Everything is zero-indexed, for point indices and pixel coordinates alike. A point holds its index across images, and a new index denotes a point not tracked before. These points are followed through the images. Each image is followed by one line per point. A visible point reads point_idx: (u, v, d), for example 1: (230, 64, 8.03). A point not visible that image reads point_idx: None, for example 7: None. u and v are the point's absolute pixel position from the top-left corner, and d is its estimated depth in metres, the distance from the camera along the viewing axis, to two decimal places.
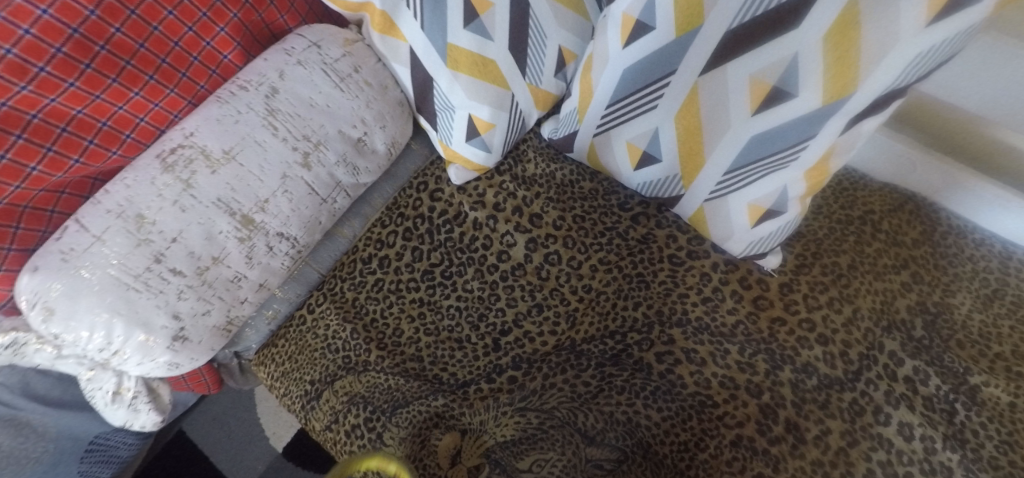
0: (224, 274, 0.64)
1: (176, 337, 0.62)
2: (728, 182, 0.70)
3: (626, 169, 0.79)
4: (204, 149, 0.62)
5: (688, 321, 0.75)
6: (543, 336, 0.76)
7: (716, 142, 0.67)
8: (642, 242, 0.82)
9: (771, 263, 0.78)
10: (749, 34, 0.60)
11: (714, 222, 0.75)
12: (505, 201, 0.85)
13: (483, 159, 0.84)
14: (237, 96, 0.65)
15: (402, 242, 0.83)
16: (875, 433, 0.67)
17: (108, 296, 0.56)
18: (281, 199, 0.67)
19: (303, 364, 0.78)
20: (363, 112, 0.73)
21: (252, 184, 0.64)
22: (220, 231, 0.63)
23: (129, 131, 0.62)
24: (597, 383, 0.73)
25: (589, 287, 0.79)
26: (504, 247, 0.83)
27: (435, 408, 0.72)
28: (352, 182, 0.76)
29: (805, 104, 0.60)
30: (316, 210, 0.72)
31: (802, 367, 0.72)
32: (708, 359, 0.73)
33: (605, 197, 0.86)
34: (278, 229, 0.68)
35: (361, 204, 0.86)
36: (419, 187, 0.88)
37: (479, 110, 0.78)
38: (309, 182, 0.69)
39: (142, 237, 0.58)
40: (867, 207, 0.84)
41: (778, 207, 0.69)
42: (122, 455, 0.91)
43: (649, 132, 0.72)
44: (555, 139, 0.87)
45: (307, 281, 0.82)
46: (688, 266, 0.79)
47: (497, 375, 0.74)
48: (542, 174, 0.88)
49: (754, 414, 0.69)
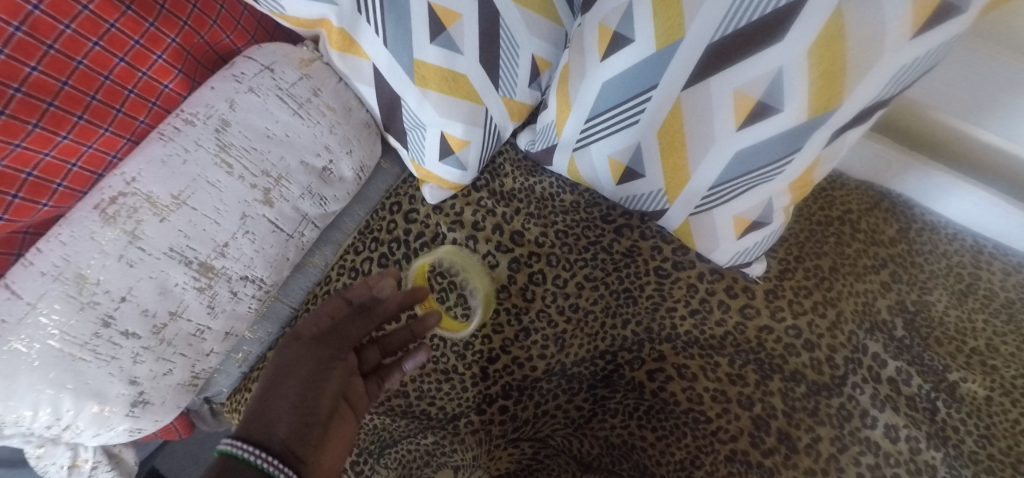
0: (184, 329, 0.59)
1: (136, 402, 0.57)
2: (712, 197, 0.68)
3: (608, 183, 0.76)
4: (150, 196, 0.55)
5: (678, 336, 0.74)
6: (532, 362, 0.74)
7: (699, 158, 0.65)
8: (627, 255, 0.79)
9: (755, 271, 0.76)
10: (733, 47, 0.56)
11: (700, 234, 0.73)
12: (484, 219, 0.81)
13: (458, 177, 0.79)
14: (183, 132, 0.58)
15: (378, 270, 0.79)
16: (863, 437, 0.68)
17: (50, 373, 0.51)
18: (243, 241, 0.62)
19: None
20: (327, 139, 0.68)
21: (207, 228, 0.59)
22: (176, 284, 0.57)
23: (60, 179, 0.55)
24: (590, 406, 0.75)
25: (576, 306, 0.77)
26: (486, 268, 0.79)
27: (424, 445, 0.71)
28: (320, 212, 0.71)
29: (789, 120, 0.58)
30: (283, 247, 0.67)
31: (790, 375, 0.72)
32: (699, 373, 0.72)
33: (587, 210, 0.83)
34: (241, 273, 0.63)
35: (331, 230, 0.82)
36: (392, 208, 0.83)
37: (452, 127, 0.73)
38: (273, 219, 0.65)
39: (85, 300, 0.52)
40: (845, 207, 0.84)
41: (763, 218, 0.68)
42: None
43: (631, 146, 0.69)
44: (533, 152, 0.84)
45: (278, 318, 0.77)
46: (674, 278, 0.77)
47: (488, 405, 0.72)
48: (521, 188, 0.84)
49: (748, 428, 0.69)
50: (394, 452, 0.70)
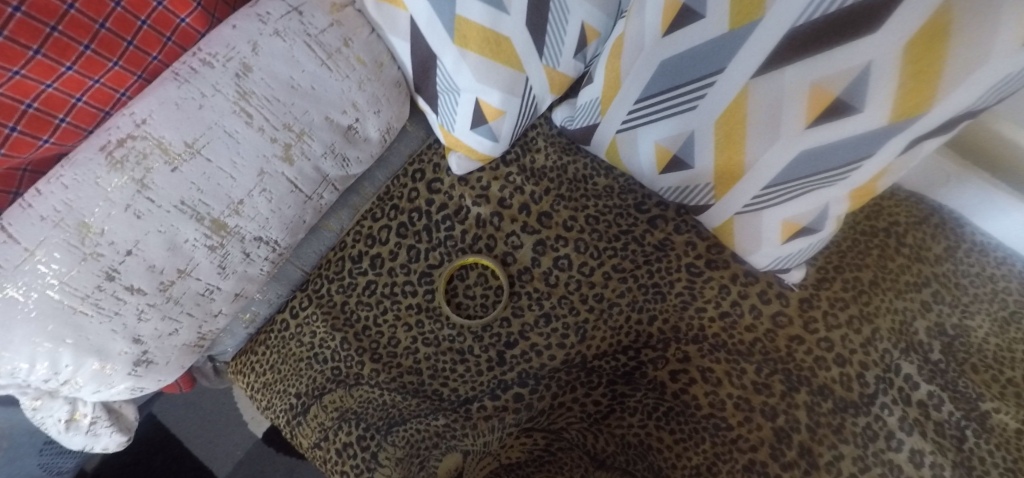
0: (192, 288, 0.56)
1: (139, 361, 0.55)
2: (765, 196, 0.63)
3: (651, 170, 0.72)
4: (161, 141, 0.50)
5: (705, 337, 0.71)
6: (551, 350, 0.72)
7: (759, 153, 0.59)
8: (659, 248, 0.75)
9: (793, 278, 0.71)
10: (816, 35, 0.49)
11: (743, 234, 0.69)
12: (511, 196, 0.77)
13: (489, 149, 0.74)
14: (201, 74, 0.52)
15: (396, 240, 0.75)
16: (886, 459, 0.66)
17: (48, 325, 0.47)
18: (259, 199, 0.58)
19: (287, 375, 0.73)
20: (355, 95, 0.62)
21: (222, 183, 0.54)
22: (186, 240, 0.53)
23: (63, 114, 0.50)
24: (608, 402, 0.72)
25: (601, 296, 0.73)
26: (509, 248, 0.75)
27: (435, 427, 0.69)
28: (341, 174, 0.66)
29: (866, 124, 0.51)
30: (300, 209, 0.63)
31: (818, 389, 0.69)
32: (724, 379, 0.69)
33: (621, 196, 0.78)
34: (255, 233, 0.59)
35: (350, 193, 0.78)
36: (415, 175, 0.79)
37: (489, 94, 0.67)
38: (292, 178, 0.60)
39: (88, 251, 0.48)
40: (892, 219, 0.79)
41: (816, 225, 0.63)
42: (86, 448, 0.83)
43: (685, 133, 0.64)
44: (570, 129, 0.78)
45: (289, 281, 0.75)
46: (706, 277, 0.72)
47: (502, 392, 0.70)
48: (553, 167, 0.79)
49: (769, 438, 0.67)
50: (401, 430, 0.68)
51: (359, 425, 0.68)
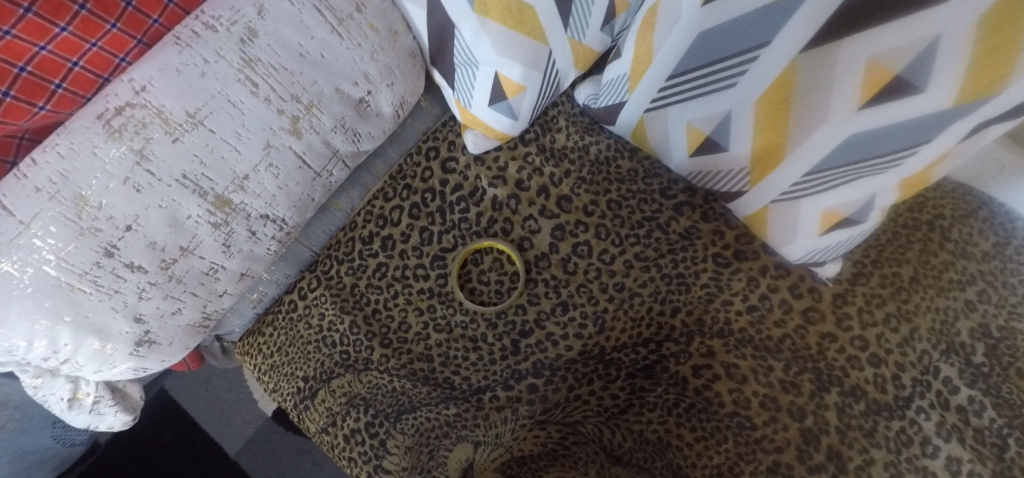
0: (196, 267, 0.53)
1: (141, 341, 0.53)
2: (805, 184, 0.58)
3: (681, 154, 0.67)
4: (161, 110, 0.47)
5: (731, 332, 0.67)
6: (567, 341, 0.69)
7: (803, 137, 0.54)
8: (685, 237, 0.70)
9: (829, 272, 0.67)
10: (878, 3, 0.43)
11: (777, 225, 0.64)
12: (529, 178, 0.73)
13: (508, 127, 0.70)
14: (203, 39, 0.48)
15: (408, 221, 0.72)
16: (920, 466, 0.62)
17: (45, 301, 0.45)
18: (265, 174, 0.55)
19: (295, 358, 0.71)
20: (367, 65, 0.58)
21: (226, 156, 0.51)
22: (188, 216, 0.51)
23: (59, 79, 0.47)
24: (626, 396, 0.68)
25: (622, 286, 0.70)
26: (526, 233, 0.72)
27: (446, 416, 0.67)
28: (352, 150, 0.63)
29: (927, 106, 0.45)
30: (308, 186, 0.60)
31: (849, 390, 0.65)
32: (749, 376, 0.66)
33: (645, 180, 0.73)
34: (261, 211, 0.56)
35: (361, 172, 0.75)
36: (429, 154, 0.75)
37: (509, 68, 0.62)
38: (300, 153, 0.57)
39: (85, 226, 0.45)
40: (937, 211, 0.74)
41: (859, 216, 0.58)
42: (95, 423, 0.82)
43: (720, 114, 0.59)
44: (593, 108, 0.73)
45: (297, 260, 0.72)
46: (734, 269, 0.68)
47: (516, 382, 0.68)
48: (574, 147, 0.75)
49: (795, 440, 0.63)
50: (411, 418, 0.66)
51: (367, 411, 0.67)
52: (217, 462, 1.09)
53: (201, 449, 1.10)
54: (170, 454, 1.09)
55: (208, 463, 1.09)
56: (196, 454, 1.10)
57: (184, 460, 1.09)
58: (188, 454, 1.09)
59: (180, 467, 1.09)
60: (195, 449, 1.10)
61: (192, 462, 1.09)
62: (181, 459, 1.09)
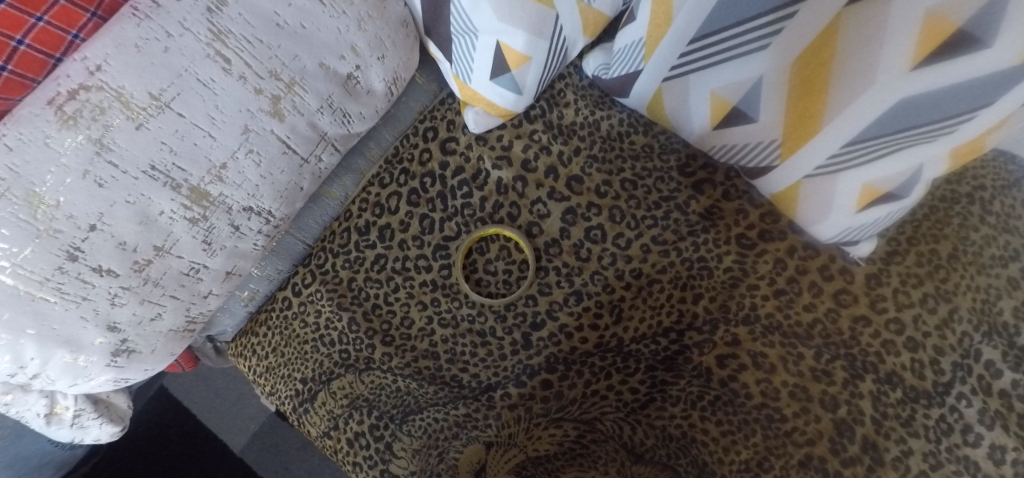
0: (174, 267, 0.48)
1: (119, 351, 0.48)
2: (841, 158, 0.52)
3: (703, 127, 0.61)
4: (121, 93, 0.41)
5: (757, 318, 0.62)
6: (583, 333, 0.65)
7: (841, 105, 0.48)
8: (706, 217, 0.65)
9: (862, 252, 0.61)
10: None
11: (808, 202, 0.58)
12: (536, 158, 0.68)
13: (512, 103, 0.64)
14: (164, 7, 0.42)
15: (407, 209, 0.67)
16: (961, 455, 0.58)
17: (2, 314, 0.40)
18: (245, 162, 0.49)
19: (291, 358, 0.66)
20: (354, 36, 0.52)
21: (199, 143, 0.46)
22: (161, 212, 0.46)
23: (3, 61, 0.41)
24: (647, 390, 0.64)
25: (639, 272, 0.65)
26: (534, 218, 0.67)
27: (455, 416, 0.63)
28: (342, 132, 0.58)
29: (992, 64, 0.39)
30: (295, 174, 0.55)
31: (885, 377, 0.60)
32: (778, 365, 0.61)
33: (662, 156, 0.68)
34: (244, 203, 0.51)
35: (354, 156, 0.69)
36: (426, 134, 0.70)
37: (512, 36, 0.56)
38: (283, 137, 0.51)
39: (42, 227, 0.40)
40: (978, 182, 0.68)
41: (902, 189, 0.52)
42: None
43: (749, 82, 0.53)
44: (604, 79, 0.67)
45: (290, 254, 0.67)
46: (759, 250, 0.64)
47: (528, 378, 0.64)
48: (583, 123, 0.69)
49: (829, 432, 0.59)
50: (418, 419, 0.63)
51: (372, 413, 0.63)
52: (222, 459, 1.07)
53: (205, 446, 1.07)
54: (173, 452, 1.07)
55: (213, 460, 1.06)
56: (200, 451, 1.07)
57: (188, 458, 1.06)
58: (191, 452, 1.07)
59: (185, 465, 1.06)
60: (199, 446, 1.07)
61: (196, 460, 1.06)
62: (185, 457, 1.06)
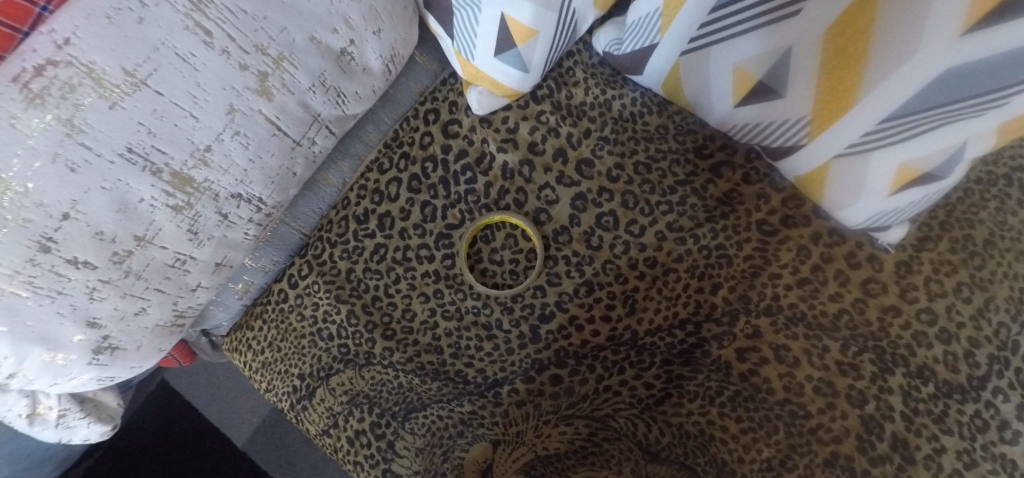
0: (158, 259, 0.46)
1: (101, 348, 0.46)
2: (875, 137, 0.48)
3: (724, 104, 0.57)
4: (92, 69, 0.37)
5: (780, 309, 0.59)
6: (594, 325, 0.61)
7: (878, 79, 0.43)
8: (724, 202, 0.62)
9: (892, 238, 0.57)
10: None
11: (837, 184, 0.54)
12: (544, 140, 0.64)
13: (518, 82, 0.60)
14: None
15: (408, 196, 0.64)
16: (998, 453, 0.54)
17: None
18: (232, 144, 0.46)
19: (289, 353, 0.64)
20: (348, 8, 0.48)
21: (180, 124, 0.42)
22: (141, 199, 0.42)
23: None
24: (663, 385, 0.60)
25: (653, 261, 0.62)
26: (542, 204, 0.64)
27: (460, 414, 0.60)
28: (336, 114, 0.55)
29: None
30: (287, 158, 0.52)
31: (916, 371, 0.57)
32: (802, 358, 0.57)
33: (677, 138, 0.64)
34: (231, 189, 0.48)
35: (350, 140, 0.66)
36: (427, 117, 0.66)
37: (518, 8, 0.51)
38: (272, 118, 0.48)
39: (9, 216, 0.37)
40: (1017, 163, 0.64)
41: (942, 170, 0.48)
42: None
43: (778, 52, 0.49)
44: (616, 55, 0.63)
45: (287, 245, 0.64)
46: (781, 237, 0.60)
47: (537, 373, 0.61)
48: (594, 103, 0.65)
49: (856, 429, 0.56)
50: (421, 417, 0.60)
51: (372, 410, 0.60)
52: (226, 453, 1.05)
53: (208, 440, 1.05)
54: (176, 446, 1.05)
55: (217, 454, 1.05)
56: (204, 445, 1.05)
57: (192, 453, 1.05)
58: (195, 446, 1.05)
59: (189, 459, 1.04)
60: (203, 440, 1.05)
61: (200, 454, 1.05)
62: (189, 451, 1.05)
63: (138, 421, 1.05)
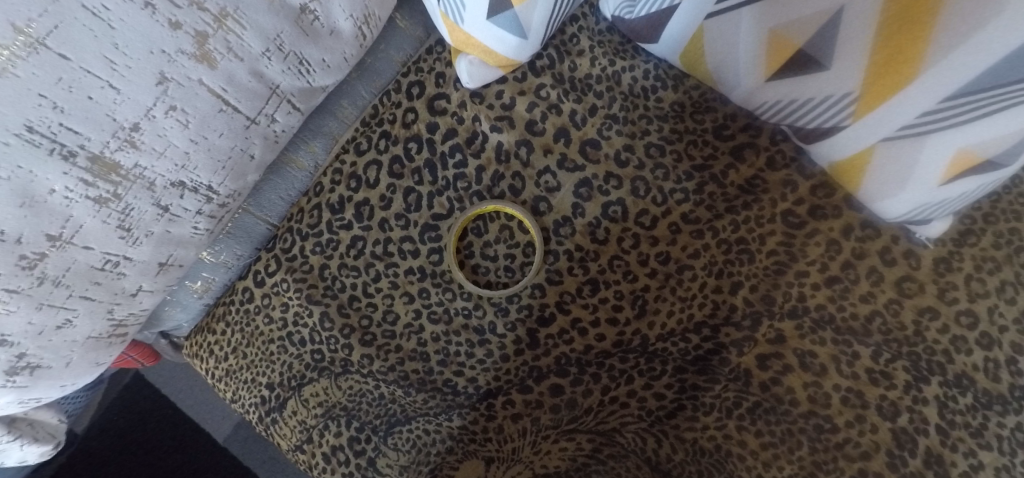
0: (81, 261, 0.40)
1: (19, 368, 0.41)
2: (933, 117, 0.40)
3: (753, 77, 0.49)
4: None
5: (805, 311, 0.52)
6: (599, 329, 0.55)
7: (948, 45, 0.36)
8: (746, 191, 0.55)
9: (933, 232, 0.50)
10: None
11: (879, 172, 0.46)
12: (544, 118, 0.56)
13: (514, 50, 0.52)
14: None
15: (389, 181, 0.57)
16: None
17: None
18: (166, 122, 0.40)
19: (255, 360, 0.57)
20: None
21: (96, 97, 0.35)
22: (52, 191, 0.36)
23: None
24: (675, 396, 0.54)
25: (666, 257, 0.55)
26: (542, 191, 0.57)
27: (450, 429, 0.55)
28: (299, 87, 0.48)
29: None
30: (240, 138, 0.46)
31: (953, 380, 0.50)
32: (830, 366, 0.51)
33: (695, 116, 0.56)
34: (170, 177, 0.43)
35: (322, 117, 0.58)
36: (410, 91, 0.58)
37: None
38: (220, 91, 0.42)
39: None
40: None
41: (1008, 156, 0.40)
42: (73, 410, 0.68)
43: (824, 14, 0.41)
44: (628, 20, 0.55)
45: (252, 236, 0.57)
46: (809, 229, 0.53)
47: (535, 383, 0.54)
48: (601, 76, 0.57)
49: (886, 444, 0.50)
50: (405, 431, 0.55)
51: (352, 424, 0.55)
52: (205, 452, 0.95)
53: (186, 438, 0.96)
54: (150, 447, 0.96)
55: (195, 454, 0.95)
56: (181, 442, 0.95)
57: (169, 451, 0.95)
58: (172, 443, 0.96)
59: (165, 458, 0.95)
60: (179, 439, 0.96)
61: (178, 453, 0.95)
62: (165, 449, 0.96)
63: (107, 423, 0.96)
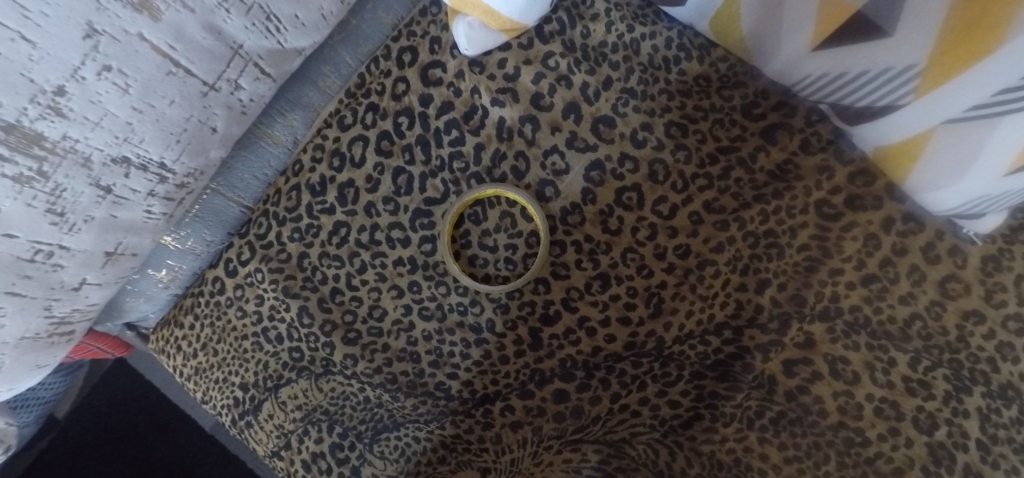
0: (4, 251, 0.35)
1: None
2: (1013, 95, 0.32)
3: (796, 45, 0.43)
4: None
5: (839, 313, 0.47)
6: (609, 329, 0.50)
7: None
8: (777, 177, 0.49)
9: (983, 228, 0.43)
10: None
11: (933, 158, 0.40)
12: (551, 91, 0.50)
13: (519, 12, 0.45)
14: None
15: (376, 161, 0.51)
16: None
17: None
18: (101, 86, 0.34)
19: (228, 358, 0.53)
20: None
21: (8, 54, 0.29)
22: None
23: None
24: (691, 404, 0.49)
25: (686, 250, 0.49)
26: (548, 174, 0.51)
27: (442, 436, 0.50)
28: (266, 48, 0.43)
29: None
30: (195, 107, 0.41)
31: (996, 391, 0.44)
32: (863, 375, 0.46)
33: (723, 92, 0.50)
34: (109, 153, 0.37)
35: (301, 86, 0.52)
36: (401, 58, 0.51)
37: None
38: (168, 51, 0.36)
39: None
40: None
41: None
42: (43, 394, 0.60)
43: None
44: None
45: (222, 220, 0.52)
46: (846, 221, 0.47)
47: (537, 387, 0.50)
48: (618, 44, 0.51)
49: (921, 460, 0.44)
50: (392, 439, 0.50)
51: (333, 430, 0.50)
52: (190, 444, 0.88)
53: (168, 427, 0.89)
54: (133, 440, 0.89)
55: (179, 446, 0.88)
56: (164, 431, 0.89)
57: (150, 440, 0.89)
58: (154, 432, 0.89)
59: (148, 447, 0.89)
60: (163, 431, 0.89)
61: (160, 443, 0.89)
62: (146, 438, 0.89)
63: (84, 416, 0.89)
